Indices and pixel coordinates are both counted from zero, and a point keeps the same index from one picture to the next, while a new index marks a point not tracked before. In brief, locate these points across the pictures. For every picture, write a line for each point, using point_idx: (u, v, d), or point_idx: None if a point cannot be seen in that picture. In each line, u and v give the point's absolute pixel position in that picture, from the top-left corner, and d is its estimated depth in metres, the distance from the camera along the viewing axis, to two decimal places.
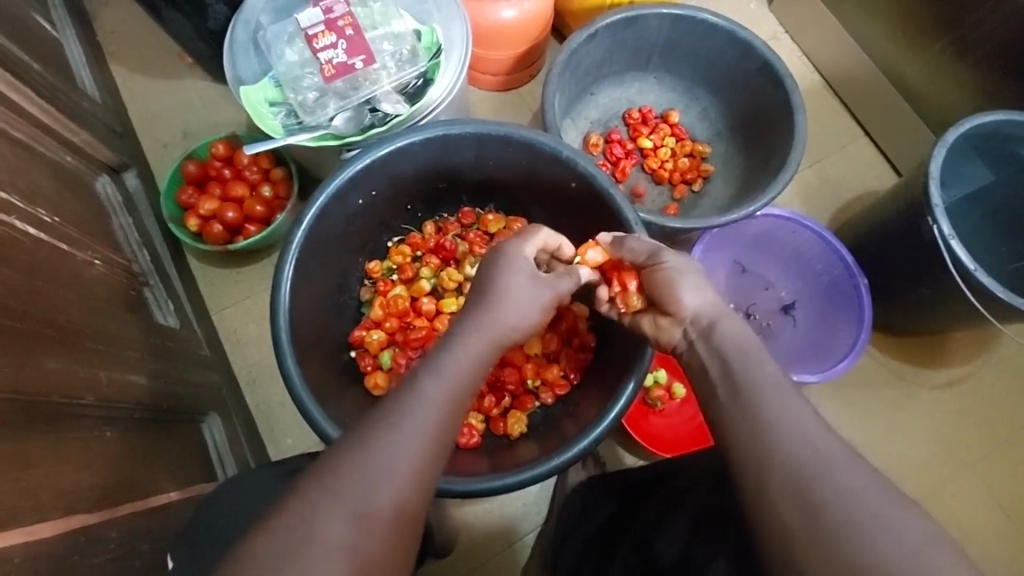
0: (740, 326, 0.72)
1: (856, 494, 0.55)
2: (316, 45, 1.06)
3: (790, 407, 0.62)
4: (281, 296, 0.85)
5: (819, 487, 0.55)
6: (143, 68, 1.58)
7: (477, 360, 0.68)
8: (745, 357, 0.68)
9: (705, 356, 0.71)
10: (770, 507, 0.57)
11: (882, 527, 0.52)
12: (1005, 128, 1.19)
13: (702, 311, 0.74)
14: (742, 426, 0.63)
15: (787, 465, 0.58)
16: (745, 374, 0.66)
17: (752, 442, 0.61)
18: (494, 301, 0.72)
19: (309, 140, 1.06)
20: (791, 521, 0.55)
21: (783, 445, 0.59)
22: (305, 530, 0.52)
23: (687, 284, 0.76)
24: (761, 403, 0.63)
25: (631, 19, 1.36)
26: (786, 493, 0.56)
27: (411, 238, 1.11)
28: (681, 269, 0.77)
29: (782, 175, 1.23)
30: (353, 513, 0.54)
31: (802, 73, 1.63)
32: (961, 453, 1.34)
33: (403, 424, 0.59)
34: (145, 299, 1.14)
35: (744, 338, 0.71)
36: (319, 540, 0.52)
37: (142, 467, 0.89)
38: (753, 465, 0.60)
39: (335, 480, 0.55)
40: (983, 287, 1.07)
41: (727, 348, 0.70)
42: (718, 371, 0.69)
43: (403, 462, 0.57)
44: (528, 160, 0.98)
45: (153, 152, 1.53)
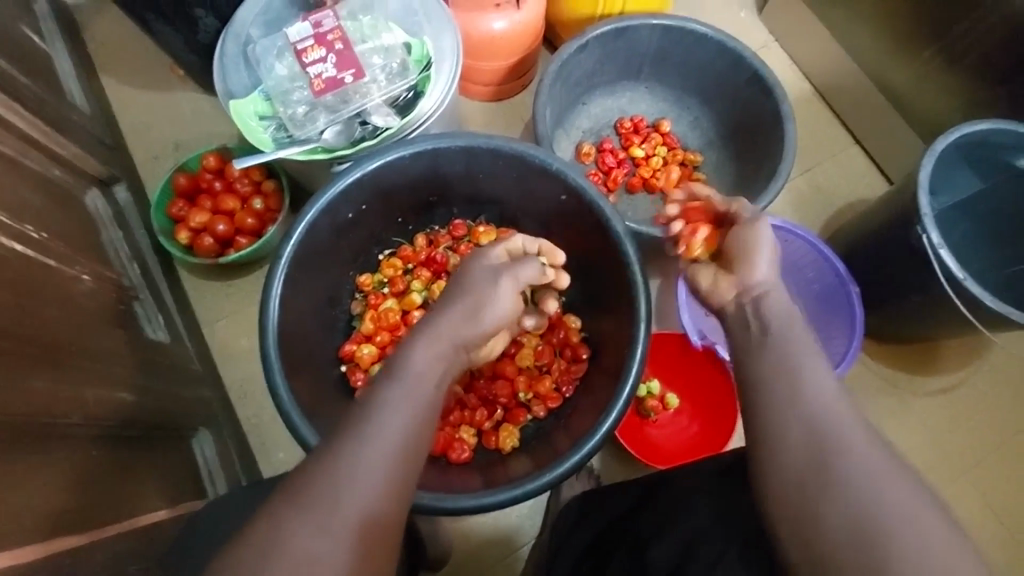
0: (790, 302, 0.75)
1: (877, 482, 0.55)
2: (305, 58, 1.06)
3: (816, 396, 0.63)
4: (270, 312, 0.85)
5: (838, 477, 0.56)
6: (134, 81, 1.57)
7: (440, 358, 0.68)
8: (789, 321, 0.71)
9: (750, 318, 0.74)
10: (782, 505, 0.58)
11: (901, 517, 0.53)
12: (994, 137, 1.19)
13: (766, 280, 0.77)
14: (764, 414, 0.64)
15: (806, 455, 0.59)
16: (774, 354, 0.68)
17: (771, 431, 0.62)
18: (452, 300, 0.73)
19: (299, 154, 1.06)
20: (810, 510, 0.57)
21: (802, 435, 0.60)
22: (275, 540, 0.53)
23: (762, 254, 0.80)
24: (786, 392, 0.64)
25: (621, 29, 1.37)
26: (806, 481, 0.58)
27: (402, 250, 1.10)
28: (761, 245, 0.81)
29: (772, 185, 1.23)
30: (321, 521, 0.54)
31: (792, 81, 1.64)
32: (954, 459, 1.34)
33: (370, 430, 0.59)
34: (134, 314, 1.14)
35: (789, 309, 0.73)
36: (293, 553, 0.52)
37: (130, 485, 0.88)
38: (772, 455, 0.61)
39: (307, 494, 0.55)
40: (973, 297, 1.07)
41: (772, 311, 0.73)
42: (757, 325, 0.72)
43: (372, 468, 0.57)
44: (519, 173, 0.98)
45: (144, 164, 1.52)
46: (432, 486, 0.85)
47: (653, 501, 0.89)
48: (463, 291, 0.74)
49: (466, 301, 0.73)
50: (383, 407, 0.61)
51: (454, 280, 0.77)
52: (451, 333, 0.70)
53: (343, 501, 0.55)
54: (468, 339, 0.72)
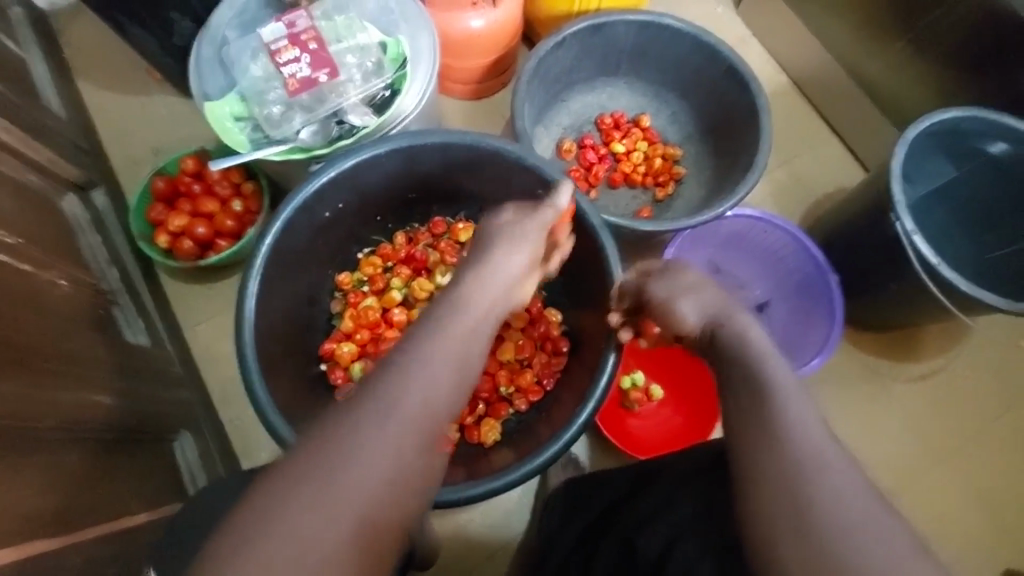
0: (745, 323, 0.72)
1: (849, 502, 0.55)
2: (279, 58, 1.05)
3: (801, 410, 0.62)
4: (246, 310, 0.84)
5: (812, 490, 0.56)
6: (112, 85, 1.57)
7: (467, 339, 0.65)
8: (748, 357, 0.68)
9: (719, 369, 0.71)
10: (761, 511, 0.57)
11: (869, 534, 0.53)
12: (966, 124, 1.20)
13: (706, 322, 0.74)
14: (742, 432, 0.63)
15: (779, 479, 0.58)
16: (746, 373, 0.66)
17: (749, 444, 0.61)
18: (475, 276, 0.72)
19: (276, 154, 1.06)
20: (780, 521, 0.56)
21: (780, 445, 0.60)
22: (316, 480, 0.54)
23: (683, 300, 0.77)
24: (769, 401, 0.63)
25: (597, 26, 1.37)
26: (779, 493, 0.57)
27: (382, 249, 1.10)
28: (672, 294, 0.78)
29: (750, 176, 1.24)
30: (359, 465, 0.54)
31: (770, 75, 1.66)
32: (936, 444, 1.35)
33: (393, 413, 0.57)
34: (114, 319, 1.13)
35: (747, 337, 0.70)
36: (332, 490, 0.53)
37: (109, 487, 0.88)
38: (749, 462, 0.60)
39: (342, 438, 0.56)
40: (947, 282, 1.08)
41: (729, 354, 0.70)
42: (725, 378, 0.69)
43: (409, 419, 0.58)
44: (496, 168, 0.98)
45: (123, 169, 1.51)
46: None
47: (635, 498, 0.88)
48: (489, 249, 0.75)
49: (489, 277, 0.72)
50: (409, 387, 0.59)
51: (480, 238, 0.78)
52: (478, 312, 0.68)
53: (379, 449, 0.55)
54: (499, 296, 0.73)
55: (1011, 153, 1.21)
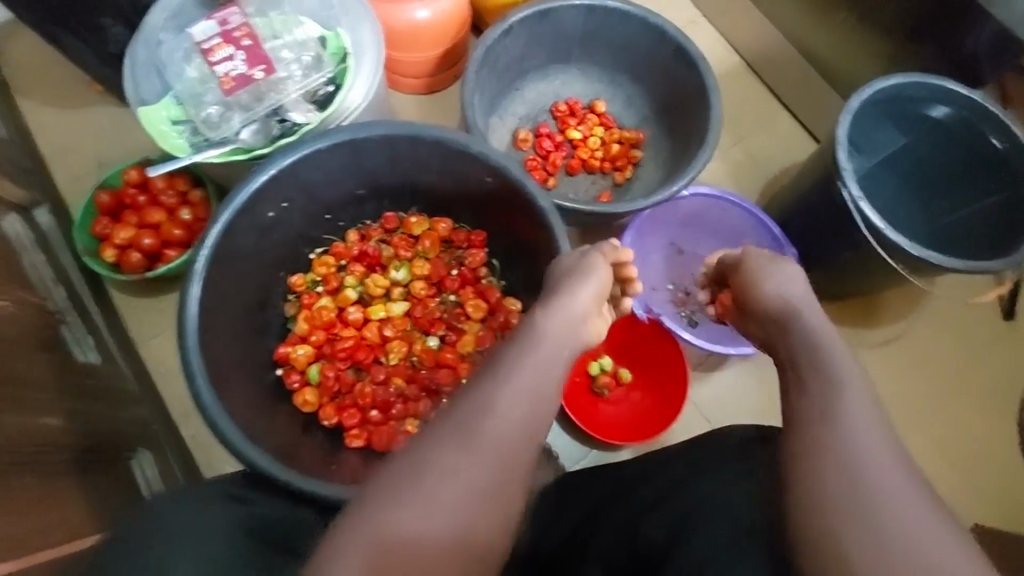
0: (823, 326, 0.76)
1: (906, 503, 0.57)
2: (212, 57, 1.03)
3: (860, 411, 0.63)
4: (188, 317, 0.81)
5: (870, 489, 0.58)
6: (50, 100, 1.52)
7: (542, 371, 0.67)
8: (819, 357, 0.71)
9: (784, 360, 0.74)
10: (828, 521, 0.58)
11: (925, 534, 0.55)
12: (908, 90, 1.22)
13: (784, 306, 0.80)
14: (804, 439, 0.63)
15: (845, 487, 0.59)
16: (816, 372, 0.69)
17: (812, 451, 0.62)
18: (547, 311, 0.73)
19: (216, 157, 1.03)
20: (839, 516, 0.58)
21: (838, 443, 0.61)
22: (385, 516, 0.56)
23: (776, 280, 0.83)
24: (830, 412, 0.64)
25: (543, 12, 1.37)
26: (840, 489, 0.59)
27: (335, 247, 1.07)
28: (767, 275, 0.85)
29: (701, 154, 1.25)
30: (426, 501, 0.57)
31: (721, 55, 1.67)
32: (902, 407, 1.38)
33: (467, 445, 0.59)
34: (62, 338, 1.09)
35: (818, 339, 0.73)
36: (400, 525, 0.55)
37: (60, 512, 0.84)
38: (809, 461, 0.61)
39: (411, 475, 0.58)
40: (894, 245, 1.10)
41: (801, 352, 0.73)
42: (790, 369, 0.72)
43: (481, 458, 0.59)
44: (443, 158, 0.96)
45: (68, 185, 1.46)
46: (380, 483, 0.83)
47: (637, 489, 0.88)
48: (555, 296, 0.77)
49: (560, 314, 0.73)
50: (487, 421, 0.61)
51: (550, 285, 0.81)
52: (549, 344, 0.70)
53: (445, 482, 0.58)
54: (573, 342, 0.73)
55: (952, 116, 1.23)
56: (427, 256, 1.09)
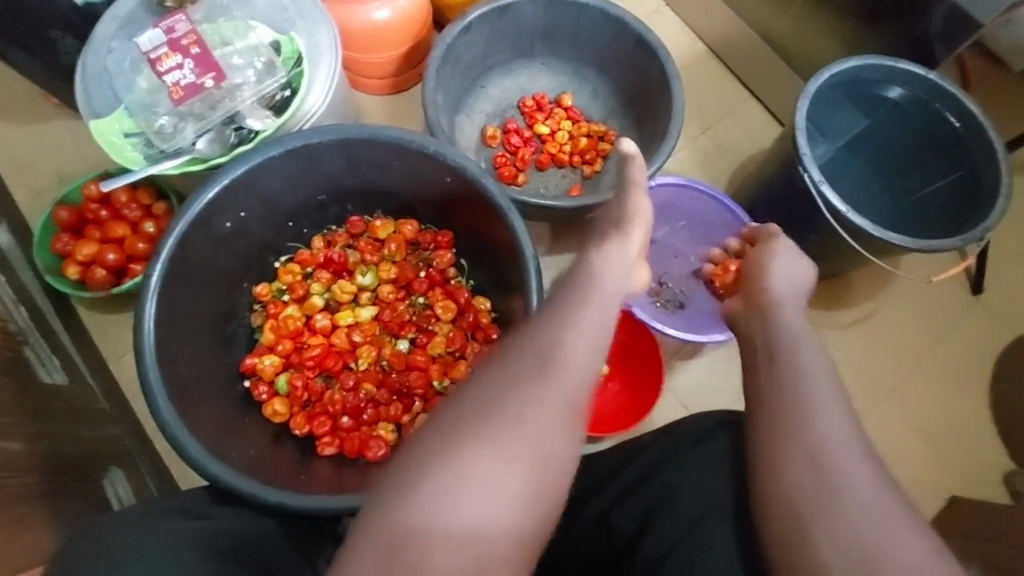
0: (795, 317, 0.75)
1: (869, 499, 0.58)
2: (160, 67, 1.01)
3: (830, 405, 0.63)
4: (145, 333, 0.80)
5: (834, 485, 0.59)
6: (5, 116, 1.48)
7: (596, 355, 0.65)
8: (798, 345, 0.70)
9: (761, 341, 0.73)
10: (792, 516, 0.60)
11: (887, 529, 0.56)
12: (865, 72, 1.23)
13: (779, 295, 0.78)
14: (765, 432, 0.64)
15: (806, 479, 0.60)
16: (786, 357, 0.68)
17: (774, 446, 0.63)
18: (594, 284, 0.71)
19: (173, 168, 1.02)
20: (802, 510, 0.60)
21: (804, 440, 0.62)
22: (426, 519, 0.55)
23: (783, 279, 0.81)
24: (790, 407, 0.64)
25: (502, 8, 1.36)
26: (806, 485, 0.60)
27: (300, 255, 1.06)
28: (780, 265, 0.83)
29: (665, 144, 1.26)
30: (471, 507, 0.55)
31: (685, 43, 1.68)
32: (875, 386, 1.40)
33: (513, 454, 0.57)
34: (24, 359, 1.06)
35: (786, 328, 0.73)
36: (441, 529, 0.54)
37: (26, 538, 0.82)
38: (772, 456, 0.63)
39: (453, 474, 0.56)
40: (855, 228, 1.11)
41: (773, 341, 0.72)
42: (765, 354, 0.71)
43: (522, 462, 0.57)
44: (402, 160, 0.96)
45: (28, 202, 1.43)
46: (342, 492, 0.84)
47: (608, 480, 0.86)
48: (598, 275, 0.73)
49: (608, 291, 0.71)
50: (526, 424, 0.59)
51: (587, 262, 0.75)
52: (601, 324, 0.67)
53: (490, 487, 0.56)
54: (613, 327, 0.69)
55: (908, 97, 1.25)
56: (393, 259, 1.08)
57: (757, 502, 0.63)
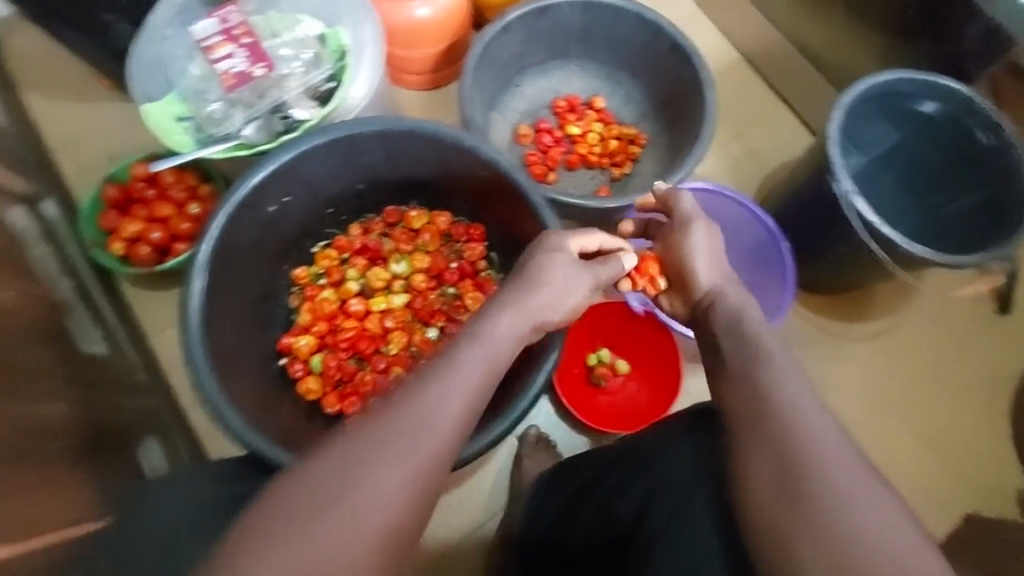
0: (740, 292, 0.87)
1: (847, 493, 0.60)
2: (213, 55, 1.05)
3: (798, 404, 0.67)
4: (192, 306, 0.84)
5: (808, 479, 0.62)
6: (57, 96, 1.54)
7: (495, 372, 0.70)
8: (738, 326, 0.79)
9: (706, 330, 0.84)
10: (771, 518, 0.63)
11: (864, 522, 0.59)
12: (900, 86, 1.23)
13: (707, 282, 0.90)
14: (744, 434, 0.68)
15: (780, 479, 0.63)
16: (750, 360, 0.74)
17: (752, 449, 0.67)
18: (502, 306, 0.75)
19: (220, 152, 1.05)
20: (777, 504, 0.63)
21: (774, 437, 0.65)
22: (321, 506, 0.56)
23: (698, 261, 0.92)
24: (766, 408, 0.68)
25: (541, 10, 1.39)
26: (779, 482, 0.63)
27: (337, 241, 1.10)
28: (695, 250, 0.93)
29: (696, 149, 1.27)
30: (365, 494, 0.57)
31: (718, 51, 1.69)
32: (896, 399, 1.40)
33: (411, 444, 0.60)
34: (68, 328, 1.11)
35: (747, 307, 0.83)
36: (336, 516, 0.56)
37: (68, 495, 0.86)
38: (749, 459, 0.66)
39: (352, 462, 0.58)
40: (886, 239, 1.12)
41: (735, 316, 0.81)
42: (716, 339, 0.80)
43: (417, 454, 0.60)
44: (440, 154, 0.98)
45: (75, 179, 1.49)
46: None
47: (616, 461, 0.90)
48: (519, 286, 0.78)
49: (527, 312, 0.76)
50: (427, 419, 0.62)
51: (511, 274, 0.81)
52: (504, 344, 0.72)
53: (383, 477, 0.58)
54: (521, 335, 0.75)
55: (943, 112, 1.25)
56: (427, 250, 1.12)
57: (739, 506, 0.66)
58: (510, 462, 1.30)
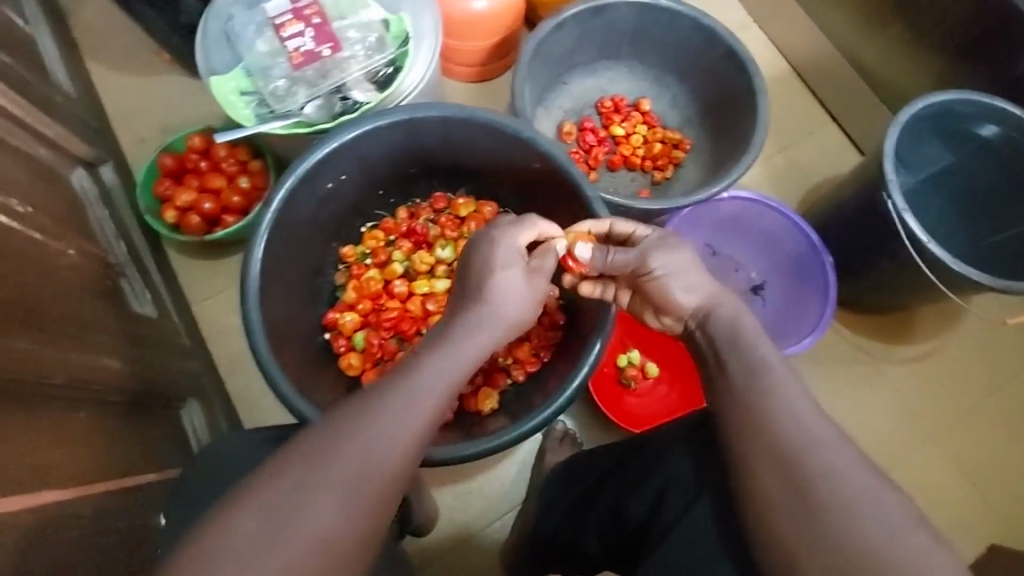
0: (734, 301, 0.78)
1: (847, 491, 0.59)
2: (283, 33, 1.09)
3: (794, 406, 0.66)
4: (251, 274, 0.87)
5: (805, 478, 0.61)
6: (119, 65, 1.59)
7: (448, 390, 0.68)
8: (738, 343, 0.73)
9: (705, 349, 0.77)
10: (769, 516, 0.61)
11: (863, 519, 0.58)
12: (958, 107, 1.21)
13: (699, 304, 0.78)
14: (744, 429, 0.67)
15: (780, 475, 0.62)
16: (740, 355, 0.72)
17: (747, 445, 0.65)
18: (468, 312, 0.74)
19: (281, 128, 1.08)
20: (771, 505, 0.61)
21: (770, 437, 0.64)
22: (293, 516, 0.56)
23: (678, 279, 0.80)
24: (768, 405, 0.67)
25: (597, 8, 1.40)
26: (774, 483, 0.62)
27: (385, 223, 1.13)
28: (669, 273, 0.79)
29: (745, 157, 1.26)
30: (336, 503, 0.58)
31: (769, 61, 1.67)
32: (928, 423, 1.38)
33: (379, 452, 0.61)
34: (121, 290, 1.14)
35: (739, 321, 0.76)
36: (309, 528, 0.56)
37: (119, 448, 0.90)
38: (748, 456, 0.65)
39: (321, 472, 0.58)
40: (936, 260, 1.10)
41: (720, 334, 0.75)
42: (715, 358, 0.75)
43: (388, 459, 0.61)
44: (495, 143, 1.00)
45: (131, 148, 1.54)
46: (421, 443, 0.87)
47: (631, 454, 0.91)
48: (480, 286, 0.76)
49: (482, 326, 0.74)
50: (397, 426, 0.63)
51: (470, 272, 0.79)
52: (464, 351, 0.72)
53: (356, 486, 0.59)
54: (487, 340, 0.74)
55: (1002, 136, 1.23)
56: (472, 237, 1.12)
57: (740, 497, 0.65)
58: (535, 454, 1.31)
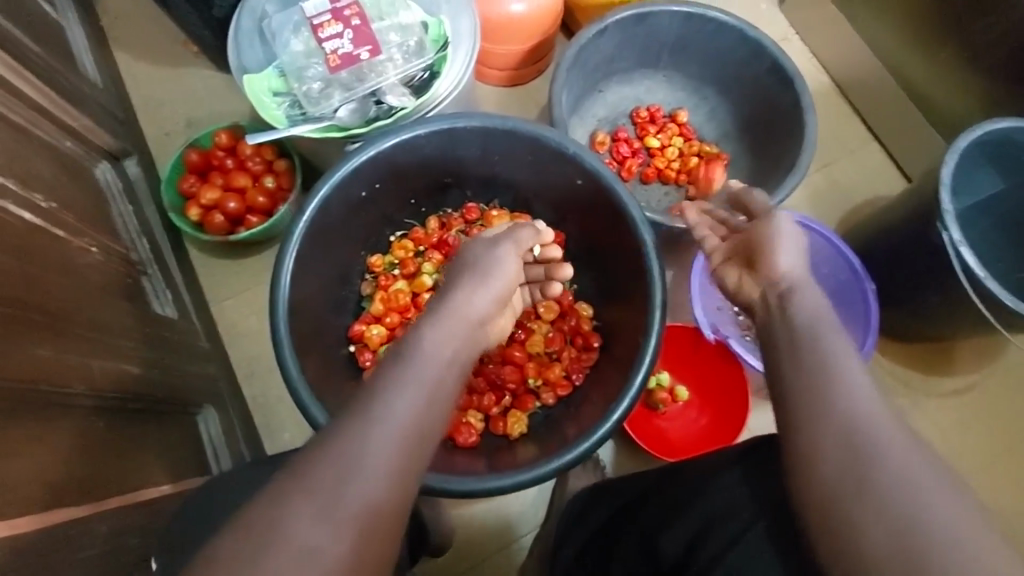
0: (819, 299, 0.71)
1: (910, 474, 0.53)
2: (321, 34, 1.05)
3: (855, 394, 0.60)
4: (280, 289, 0.84)
5: (869, 473, 0.54)
6: (147, 56, 1.56)
7: (426, 397, 0.61)
8: (817, 325, 0.67)
9: (774, 316, 0.72)
10: (830, 514, 0.55)
11: (936, 516, 0.51)
12: (1015, 135, 1.17)
13: (787, 275, 0.74)
14: (799, 420, 0.61)
15: (840, 469, 0.56)
16: (812, 347, 0.65)
17: (802, 436, 0.60)
18: (448, 299, 0.71)
19: (313, 132, 1.04)
20: (833, 499, 0.55)
21: (836, 425, 0.58)
22: (276, 529, 0.52)
23: (787, 244, 0.77)
24: (827, 393, 0.61)
25: (641, 16, 1.34)
26: (838, 472, 0.56)
27: (414, 233, 1.09)
28: (781, 234, 0.78)
29: (791, 177, 1.21)
30: (321, 512, 0.53)
31: (812, 75, 1.61)
32: (966, 461, 1.32)
33: (363, 448, 0.56)
34: (142, 288, 1.12)
35: (821, 311, 0.69)
36: (295, 539, 0.51)
37: (135, 456, 0.86)
38: (804, 448, 0.59)
39: (306, 480, 0.54)
40: (991, 294, 1.05)
41: (797, 313, 0.69)
42: (787, 341, 0.67)
43: (376, 458, 0.56)
44: (534, 156, 0.96)
45: (155, 141, 1.51)
46: (437, 468, 0.83)
47: (664, 483, 0.87)
48: (467, 268, 0.76)
49: (452, 322, 0.69)
50: (381, 421, 0.58)
51: (455, 260, 0.78)
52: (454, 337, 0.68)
53: (342, 489, 0.54)
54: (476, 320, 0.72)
55: None
56: None
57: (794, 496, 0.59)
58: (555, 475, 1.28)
